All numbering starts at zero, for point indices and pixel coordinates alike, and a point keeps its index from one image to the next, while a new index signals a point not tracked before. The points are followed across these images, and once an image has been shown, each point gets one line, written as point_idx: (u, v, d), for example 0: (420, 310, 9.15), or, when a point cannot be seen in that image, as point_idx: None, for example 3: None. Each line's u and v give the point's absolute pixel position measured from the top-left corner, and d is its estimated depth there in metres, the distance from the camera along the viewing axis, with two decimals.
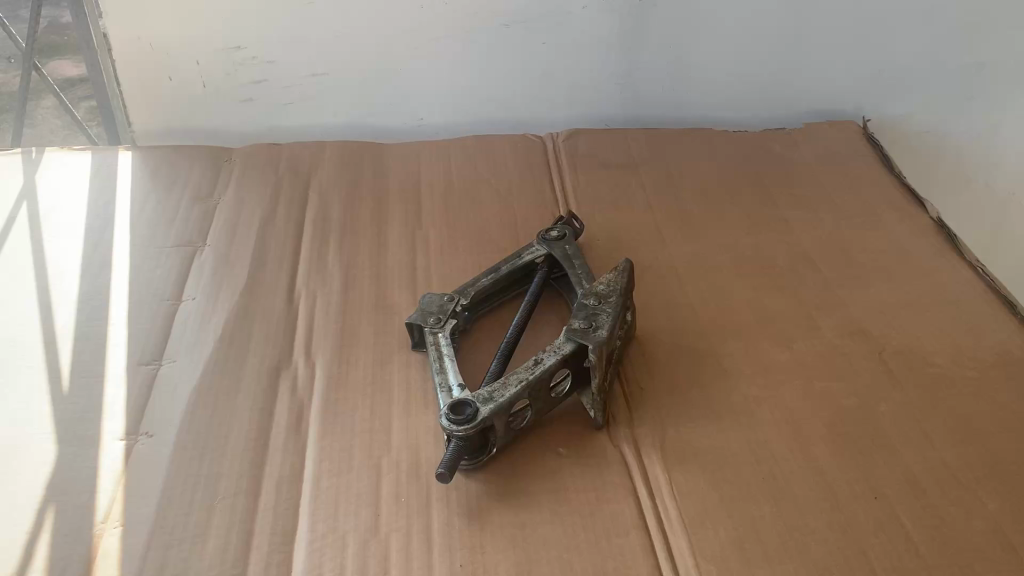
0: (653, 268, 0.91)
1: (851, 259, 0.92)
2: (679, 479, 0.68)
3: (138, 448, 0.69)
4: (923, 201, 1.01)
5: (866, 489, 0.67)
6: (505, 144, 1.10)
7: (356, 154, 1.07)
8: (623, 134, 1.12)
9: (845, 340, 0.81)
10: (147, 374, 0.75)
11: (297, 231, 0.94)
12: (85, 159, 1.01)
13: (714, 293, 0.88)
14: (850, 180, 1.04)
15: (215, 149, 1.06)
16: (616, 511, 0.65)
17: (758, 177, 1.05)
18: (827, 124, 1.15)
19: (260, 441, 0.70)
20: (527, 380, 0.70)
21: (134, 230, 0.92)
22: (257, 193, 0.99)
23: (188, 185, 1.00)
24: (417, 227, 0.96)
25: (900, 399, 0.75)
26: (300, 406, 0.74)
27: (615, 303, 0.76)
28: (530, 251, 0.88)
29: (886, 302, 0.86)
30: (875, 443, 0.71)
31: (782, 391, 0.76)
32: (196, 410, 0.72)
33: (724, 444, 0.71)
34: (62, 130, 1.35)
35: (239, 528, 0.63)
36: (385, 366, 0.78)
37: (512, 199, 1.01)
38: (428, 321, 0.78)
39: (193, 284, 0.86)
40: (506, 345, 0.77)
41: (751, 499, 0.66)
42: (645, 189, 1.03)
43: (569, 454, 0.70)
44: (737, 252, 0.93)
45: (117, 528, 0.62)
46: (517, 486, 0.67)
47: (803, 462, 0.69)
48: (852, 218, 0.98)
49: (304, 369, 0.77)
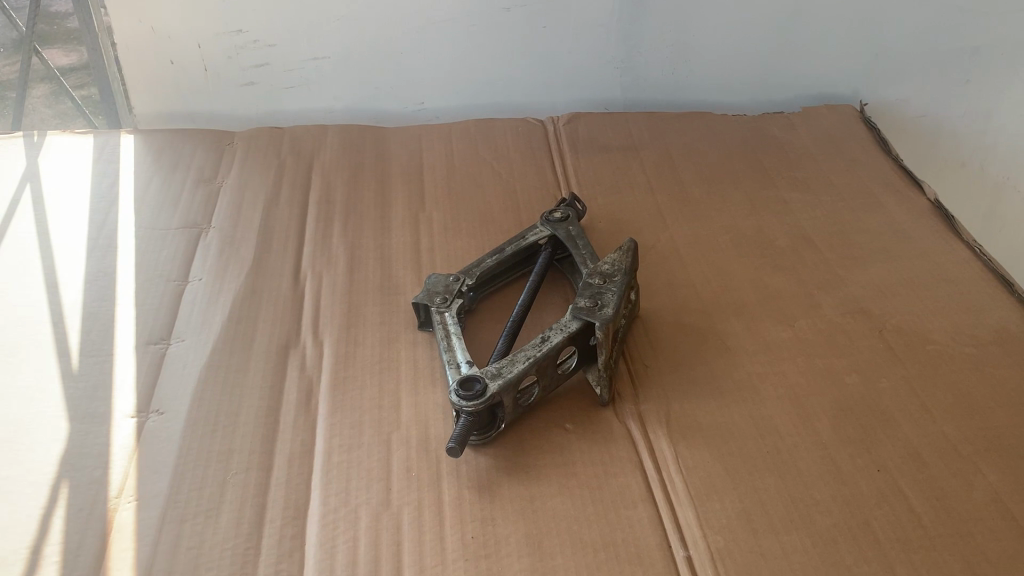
0: (655, 249, 0.92)
1: (850, 240, 0.93)
2: (685, 453, 0.69)
3: (149, 425, 0.69)
4: (920, 183, 1.02)
5: (868, 462, 0.68)
6: (506, 127, 1.10)
7: (358, 137, 1.07)
8: (622, 117, 1.13)
9: (845, 318, 0.82)
10: (156, 353, 0.76)
11: (301, 214, 0.95)
12: (87, 142, 1.01)
13: (716, 273, 0.89)
14: (849, 162, 1.06)
15: (217, 132, 1.06)
16: (624, 484, 0.66)
17: (757, 159, 1.06)
18: (824, 108, 1.16)
19: (271, 418, 0.71)
20: (535, 357, 0.70)
21: (138, 212, 0.93)
22: (260, 176, 1.00)
23: (191, 168, 1.00)
24: (421, 209, 0.97)
25: (901, 375, 0.76)
26: (309, 384, 0.74)
27: (619, 282, 0.77)
28: (534, 233, 0.88)
29: (885, 281, 0.87)
30: (876, 418, 0.72)
31: (784, 368, 0.77)
32: (205, 388, 0.72)
33: (728, 419, 0.72)
34: (55, 119, 1.29)
35: (252, 502, 0.64)
36: (392, 345, 0.79)
37: (514, 181, 1.01)
38: (434, 301, 0.79)
39: (199, 265, 0.86)
40: (512, 323, 0.77)
41: (756, 473, 0.67)
42: (645, 171, 1.04)
43: (576, 429, 0.71)
44: (737, 233, 0.94)
45: (131, 502, 0.63)
46: (526, 461, 0.68)
47: (806, 436, 0.70)
48: (850, 199, 0.99)
49: (312, 348, 0.78)
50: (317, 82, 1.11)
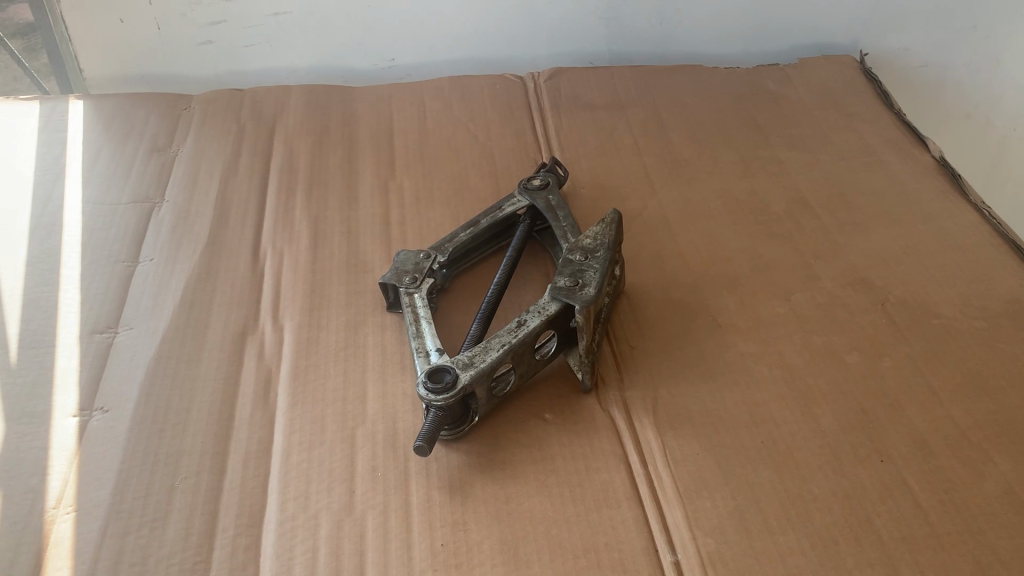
0: (641, 217, 0.86)
1: (851, 203, 0.87)
2: (673, 445, 0.64)
3: (92, 425, 0.64)
4: (923, 138, 0.95)
5: (870, 451, 0.63)
6: (482, 84, 1.03)
7: (324, 99, 1.00)
8: (607, 72, 1.06)
9: (846, 290, 0.77)
10: (102, 343, 0.70)
11: (261, 185, 0.88)
12: (32, 109, 0.94)
13: (706, 242, 0.83)
14: (848, 117, 0.99)
15: (172, 96, 0.99)
16: (607, 481, 0.61)
17: (750, 116, 1.00)
18: (822, 58, 1.09)
19: (225, 414, 0.65)
20: (510, 344, 0.65)
21: (85, 186, 0.86)
22: (218, 143, 0.93)
23: (144, 136, 0.93)
24: (390, 177, 0.90)
25: (905, 353, 0.71)
26: (267, 374, 0.69)
27: (602, 258, 0.71)
28: (511, 203, 0.82)
29: (887, 249, 0.81)
30: (878, 401, 0.67)
31: (780, 347, 0.72)
32: (154, 382, 0.67)
33: (720, 406, 0.67)
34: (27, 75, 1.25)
35: (201, 510, 0.59)
36: (358, 330, 0.73)
37: (491, 144, 0.95)
38: (403, 281, 0.73)
39: (150, 245, 0.80)
40: (487, 305, 0.72)
41: (750, 465, 0.62)
42: (632, 130, 0.97)
43: (556, 420, 0.66)
44: (730, 198, 0.88)
45: (69, 513, 0.58)
46: (501, 456, 0.63)
47: (804, 424, 0.65)
48: (849, 157, 0.93)
49: (271, 334, 0.72)
50: (280, 40, 1.04)
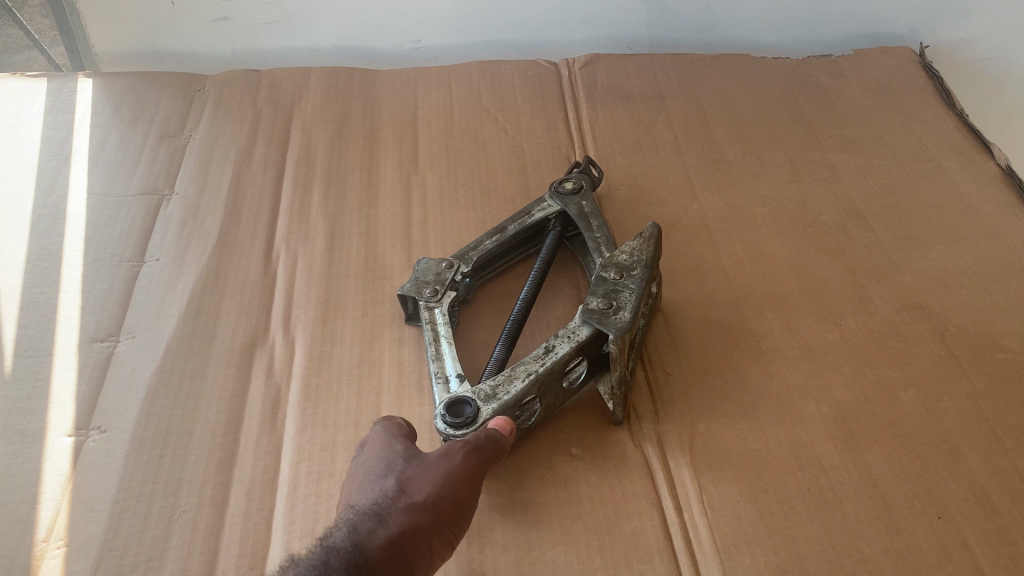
0: (680, 225, 0.80)
1: (907, 216, 0.80)
2: (710, 490, 0.59)
3: (88, 447, 0.59)
4: (988, 143, 0.88)
5: (926, 505, 0.58)
6: (513, 72, 0.97)
7: (345, 84, 0.95)
8: (648, 60, 0.99)
9: (902, 316, 0.71)
10: (102, 353, 0.66)
11: (276, 177, 0.83)
12: (39, 88, 0.89)
13: (751, 255, 0.77)
14: (905, 117, 0.92)
15: (186, 77, 0.94)
16: (637, 529, 0.57)
17: (800, 113, 0.93)
18: (878, 50, 1.02)
19: (230, 438, 0.61)
20: (536, 374, 0.59)
21: (91, 175, 0.81)
22: (233, 130, 0.88)
23: (154, 120, 0.88)
24: (414, 172, 0.85)
25: (966, 392, 0.65)
26: (276, 393, 0.64)
27: (639, 278, 0.65)
28: (541, 207, 0.76)
29: (947, 269, 0.75)
30: (937, 448, 0.61)
31: (829, 380, 0.66)
32: (155, 400, 0.63)
33: (763, 446, 0.62)
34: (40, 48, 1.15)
35: (200, 549, 0.55)
36: (374, 344, 0.68)
37: (521, 137, 0.89)
38: (423, 293, 0.68)
39: (157, 243, 0.75)
40: (514, 323, 0.66)
41: (795, 517, 0.57)
42: (672, 126, 0.91)
43: (584, 456, 0.61)
44: (777, 204, 0.82)
45: (59, 548, 0.54)
46: (524, 496, 0.59)
47: (853, 470, 0.60)
48: (907, 163, 0.86)
49: (281, 347, 0.68)
50: (299, 17, 0.98)
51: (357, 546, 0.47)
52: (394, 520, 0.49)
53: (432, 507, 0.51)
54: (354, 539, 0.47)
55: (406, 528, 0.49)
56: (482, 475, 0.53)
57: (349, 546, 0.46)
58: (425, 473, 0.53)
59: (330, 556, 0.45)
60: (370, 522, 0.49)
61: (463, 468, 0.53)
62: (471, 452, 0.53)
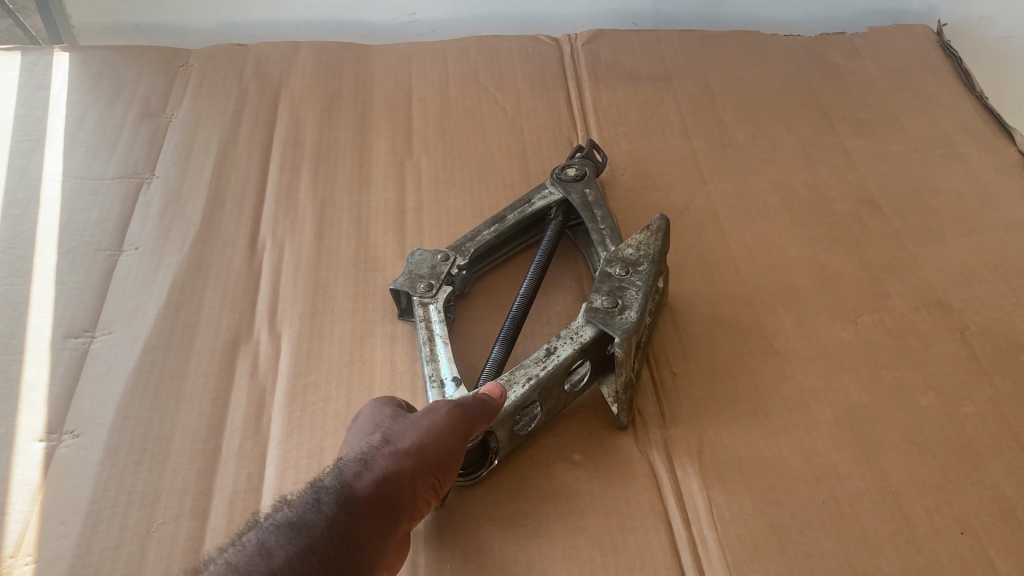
0: (687, 214, 0.76)
1: (925, 205, 0.77)
2: (720, 501, 0.56)
3: (60, 454, 0.56)
4: (1010, 128, 0.84)
5: (948, 520, 0.55)
6: (512, 48, 0.92)
7: (336, 60, 0.90)
8: (654, 37, 0.95)
9: (921, 314, 0.67)
10: (76, 350, 0.62)
11: (263, 160, 0.79)
12: (11, 62, 0.84)
13: (762, 246, 0.73)
14: (923, 100, 0.88)
15: (167, 51, 0.89)
16: (643, 544, 0.54)
17: (813, 94, 0.89)
18: (894, 27, 0.97)
19: (212, 444, 0.57)
20: (537, 379, 0.56)
21: (67, 156, 0.77)
22: (217, 109, 0.83)
23: (135, 98, 0.84)
24: (408, 155, 0.81)
25: (989, 397, 0.61)
26: (261, 394, 0.61)
27: (646, 274, 0.62)
28: (542, 195, 0.72)
29: (968, 264, 0.71)
30: (958, 457, 0.58)
31: (845, 382, 0.63)
32: (132, 402, 0.59)
33: (776, 454, 0.58)
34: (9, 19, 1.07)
35: (179, 566, 0.51)
36: (365, 341, 0.65)
37: (520, 118, 0.85)
38: (417, 288, 0.64)
39: (136, 230, 0.71)
40: (513, 321, 0.62)
41: (809, 531, 0.54)
42: (680, 107, 0.87)
43: (586, 464, 0.58)
44: (789, 192, 0.78)
45: (27, 564, 0.51)
46: (524, 507, 0.55)
47: (871, 481, 0.57)
48: (924, 148, 0.82)
49: (267, 344, 0.64)
50: None
51: (340, 491, 0.43)
52: (376, 467, 0.46)
53: (417, 455, 0.47)
54: (337, 484, 0.43)
55: (390, 475, 0.46)
56: (473, 431, 0.49)
57: (331, 490, 0.43)
58: (411, 424, 0.49)
59: (310, 504, 0.41)
60: (352, 469, 0.45)
61: (451, 419, 0.49)
62: (458, 405, 0.49)
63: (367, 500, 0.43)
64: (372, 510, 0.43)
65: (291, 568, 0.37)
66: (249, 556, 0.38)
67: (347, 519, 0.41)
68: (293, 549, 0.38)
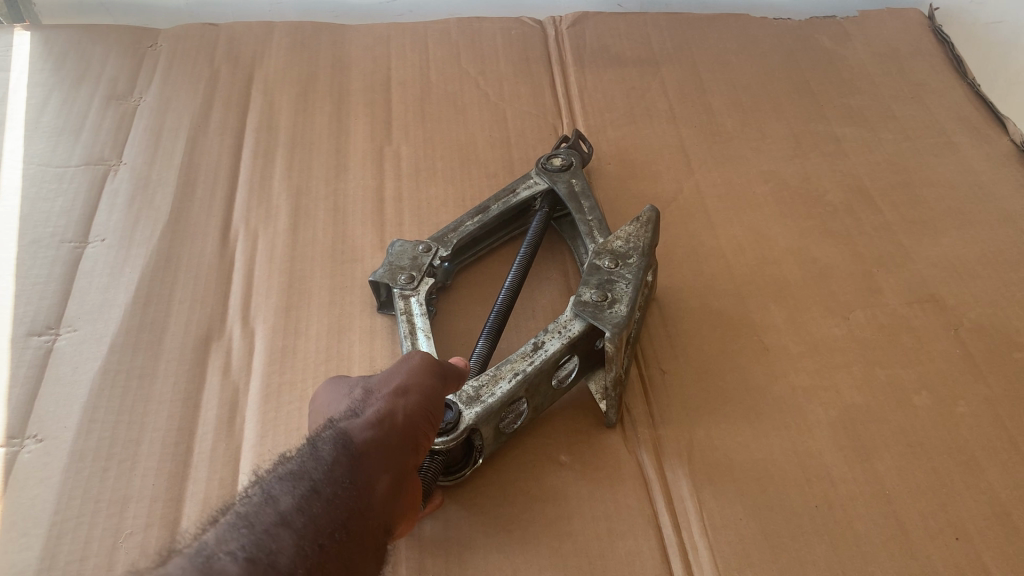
0: (675, 204, 0.74)
1: (917, 196, 0.75)
2: (711, 505, 0.54)
3: (22, 460, 0.53)
4: (1002, 117, 0.82)
5: (943, 526, 0.53)
6: (495, 30, 0.90)
7: (311, 39, 0.87)
8: (640, 19, 0.92)
9: (915, 310, 0.66)
10: (39, 349, 0.59)
11: (235, 145, 0.76)
12: None
13: (751, 238, 0.71)
14: (914, 86, 0.86)
15: (136, 30, 0.85)
16: (632, 550, 0.52)
17: (803, 80, 0.87)
18: (885, 11, 0.95)
19: (183, 447, 0.55)
20: (524, 374, 0.54)
21: (29, 143, 0.73)
22: (187, 91, 0.80)
23: (101, 80, 0.80)
24: (387, 141, 0.78)
25: (982, 396, 0.60)
26: (234, 395, 0.58)
27: (636, 267, 0.59)
28: (527, 185, 0.70)
29: (961, 257, 0.70)
30: (952, 459, 0.57)
31: (838, 382, 0.61)
32: (98, 405, 0.56)
33: (768, 456, 0.57)
34: None
35: None
36: (343, 336, 0.62)
37: (503, 104, 0.82)
38: (397, 280, 0.61)
39: (103, 220, 0.68)
40: (497, 315, 0.60)
41: (802, 536, 0.53)
42: (667, 93, 0.84)
43: (574, 466, 0.56)
44: (779, 181, 0.76)
45: None
46: (509, 513, 0.53)
47: (864, 484, 0.55)
48: (915, 137, 0.81)
49: (240, 342, 0.61)
50: None
51: (333, 437, 0.39)
52: (368, 409, 0.42)
53: (405, 394, 0.43)
54: (329, 433, 0.39)
55: (382, 418, 0.42)
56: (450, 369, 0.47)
57: (324, 437, 0.39)
58: (391, 369, 0.46)
59: (307, 453, 0.37)
60: (342, 419, 0.41)
61: (427, 358, 0.46)
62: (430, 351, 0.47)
63: (368, 437, 0.40)
64: (376, 446, 0.40)
65: (301, 511, 0.33)
66: (251, 510, 0.33)
67: (349, 457, 0.38)
68: (299, 494, 0.34)
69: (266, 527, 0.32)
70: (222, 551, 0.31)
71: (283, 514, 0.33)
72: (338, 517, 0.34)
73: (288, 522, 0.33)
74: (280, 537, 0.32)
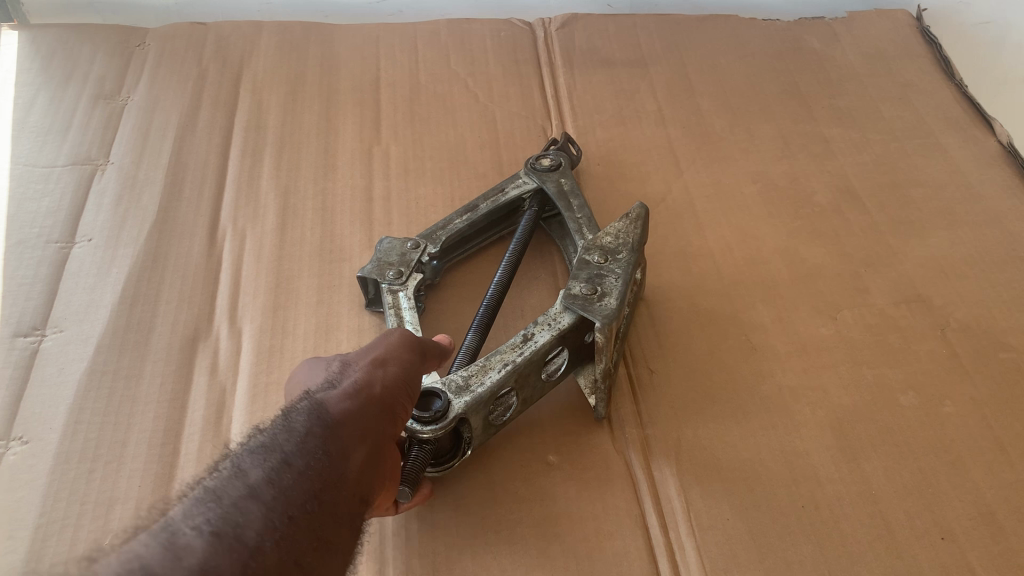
0: (664, 204, 0.74)
1: (904, 196, 0.75)
2: (698, 505, 0.54)
3: (6, 462, 0.53)
4: (989, 117, 0.82)
5: (929, 526, 0.53)
6: (484, 31, 0.90)
7: (300, 39, 0.87)
8: (629, 20, 0.92)
9: (901, 310, 0.66)
10: (25, 350, 0.59)
11: (223, 145, 0.76)
12: None
13: (739, 238, 0.72)
14: (902, 86, 0.86)
15: (124, 29, 0.85)
16: (620, 550, 0.52)
17: (791, 81, 0.87)
18: (873, 12, 0.96)
19: (170, 448, 0.55)
20: (514, 365, 0.53)
21: (15, 143, 0.73)
22: (175, 91, 0.80)
23: (88, 80, 0.80)
24: (375, 140, 0.78)
25: (968, 396, 0.60)
26: (220, 395, 0.58)
27: (625, 261, 0.59)
28: (516, 184, 0.70)
29: (947, 258, 0.70)
30: (938, 459, 0.57)
31: (825, 382, 0.61)
32: (84, 406, 0.56)
33: (755, 456, 0.57)
34: None
35: None
36: (331, 336, 0.62)
37: (492, 104, 0.82)
38: (386, 276, 0.61)
39: (90, 220, 0.68)
40: (487, 309, 0.60)
41: (789, 536, 0.53)
42: (656, 94, 0.85)
43: (561, 465, 0.56)
44: (767, 182, 0.77)
45: None
46: (496, 513, 0.53)
47: (851, 484, 0.56)
48: (903, 138, 0.81)
49: (227, 342, 0.61)
50: None
51: (307, 409, 0.38)
52: (344, 384, 0.42)
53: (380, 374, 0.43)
54: (302, 406, 0.39)
55: (358, 393, 0.41)
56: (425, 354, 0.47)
57: (299, 409, 0.38)
58: (367, 350, 0.46)
59: (280, 426, 0.37)
60: (318, 391, 0.41)
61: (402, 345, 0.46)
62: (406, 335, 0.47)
63: (343, 412, 0.39)
64: (350, 421, 0.39)
65: (271, 484, 0.33)
66: (219, 482, 0.32)
67: (323, 430, 0.37)
68: (269, 466, 0.33)
69: (234, 499, 0.31)
70: (188, 524, 0.29)
71: (252, 486, 0.32)
72: (309, 489, 0.34)
73: (257, 493, 0.32)
74: (250, 508, 0.31)
